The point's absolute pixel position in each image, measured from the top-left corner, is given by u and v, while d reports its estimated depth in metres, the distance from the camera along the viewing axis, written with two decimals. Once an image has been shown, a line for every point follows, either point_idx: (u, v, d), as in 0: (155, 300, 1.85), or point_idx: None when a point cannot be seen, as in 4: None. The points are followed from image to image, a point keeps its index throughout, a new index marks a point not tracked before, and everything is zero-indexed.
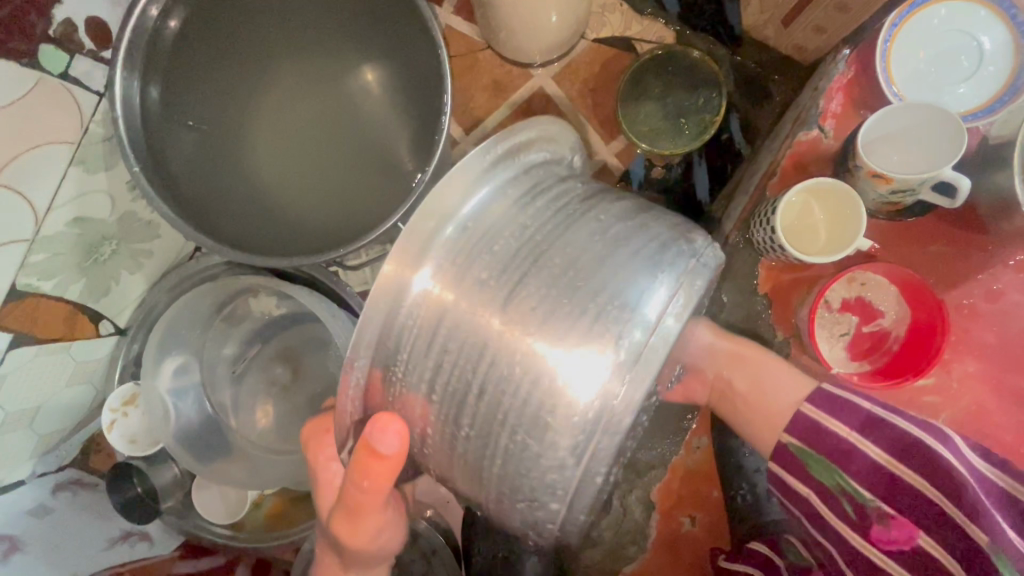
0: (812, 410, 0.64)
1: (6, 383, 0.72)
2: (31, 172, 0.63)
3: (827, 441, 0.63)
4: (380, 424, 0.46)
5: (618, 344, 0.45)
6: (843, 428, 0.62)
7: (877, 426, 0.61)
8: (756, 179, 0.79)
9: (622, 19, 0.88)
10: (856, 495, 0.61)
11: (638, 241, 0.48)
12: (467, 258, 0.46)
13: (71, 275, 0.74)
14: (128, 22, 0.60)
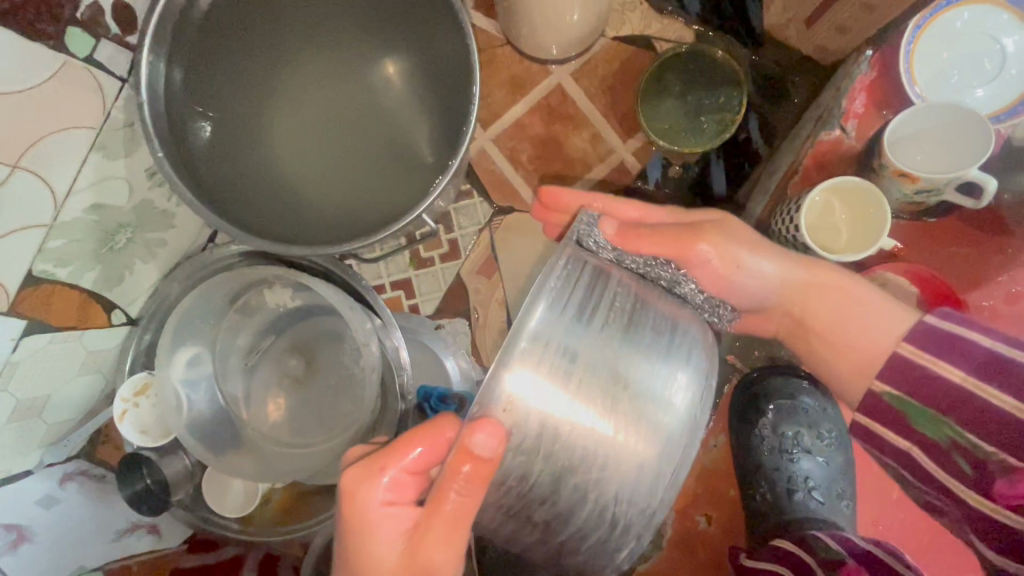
0: (915, 354, 0.57)
1: (18, 369, 0.72)
2: (52, 156, 0.62)
3: (933, 385, 0.54)
4: (480, 426, 0.47)
5: (670, 424, 0.52)
6: (954, 371, 0.53)
7: (999, 367, 0.51)
8: (775, 181, 0.79)
9: (642, 18, 0.88)
10: (972, 449, 0.52)
11: (679, 338, 0.55)
12: (546, 355, 0.49)
13: (86, 262, 0.74)
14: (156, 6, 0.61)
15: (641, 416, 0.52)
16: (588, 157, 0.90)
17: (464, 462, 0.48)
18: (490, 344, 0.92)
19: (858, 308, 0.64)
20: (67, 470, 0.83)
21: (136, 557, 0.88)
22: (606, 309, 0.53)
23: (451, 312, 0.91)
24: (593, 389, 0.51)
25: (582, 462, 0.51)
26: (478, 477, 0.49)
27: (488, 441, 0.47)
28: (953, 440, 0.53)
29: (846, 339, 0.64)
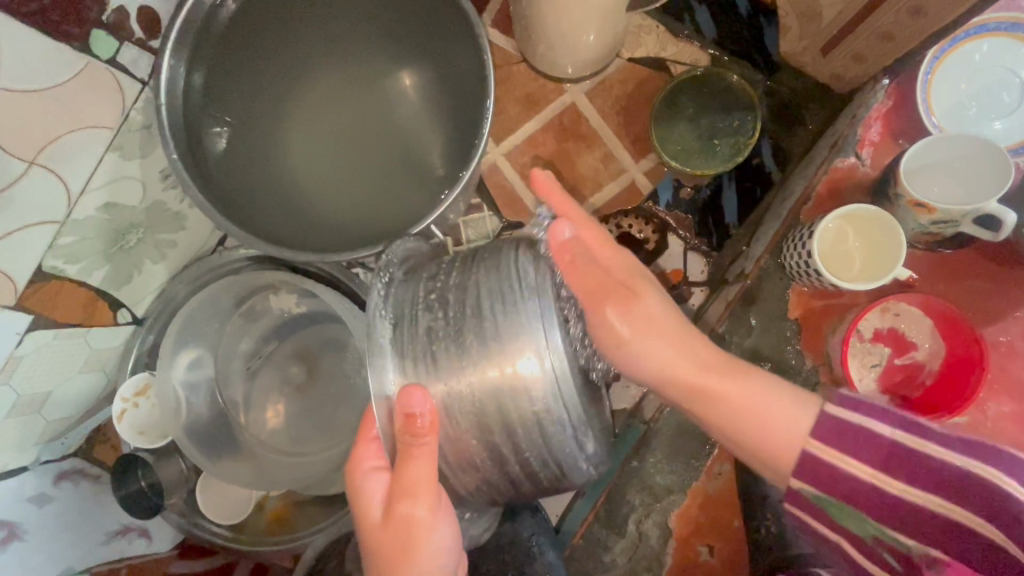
0: (824, 453, 0.53)
1: (23, 364, 0.73)
2: (66, 154, 0.62)
3: (841, 480, 0.52)
4: (406, 396, 0.53)
5: (527, 325, 0.55)
6: (859, 464, 0.51)
7: (902, 453, 0.50)
8: (788, 206, 0.78)
9: (658, 40, 0.88)
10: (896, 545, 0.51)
11: (497, 259, 0.58)
12: (414, 361, 0.56)
13: (96, 260, 0.75)
14: (184, 7, 0.62)
15: (522, 341, 0.54)
16: (599, 175, 0.90)
17: (409, 427, 0.53)
18: None
19: (782, 406, 0.57)
20: (63, 469, 0.86)
21: (121, 562, 0.86)
22: (435, 286, 0.59)
23: None
24: (440, 347, 0.55)
25: (490, 391, 0.55)
26: (426, 431, 0.53)
27: (417, 399, 0.53)
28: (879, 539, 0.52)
29: (755, 415, 0.57)
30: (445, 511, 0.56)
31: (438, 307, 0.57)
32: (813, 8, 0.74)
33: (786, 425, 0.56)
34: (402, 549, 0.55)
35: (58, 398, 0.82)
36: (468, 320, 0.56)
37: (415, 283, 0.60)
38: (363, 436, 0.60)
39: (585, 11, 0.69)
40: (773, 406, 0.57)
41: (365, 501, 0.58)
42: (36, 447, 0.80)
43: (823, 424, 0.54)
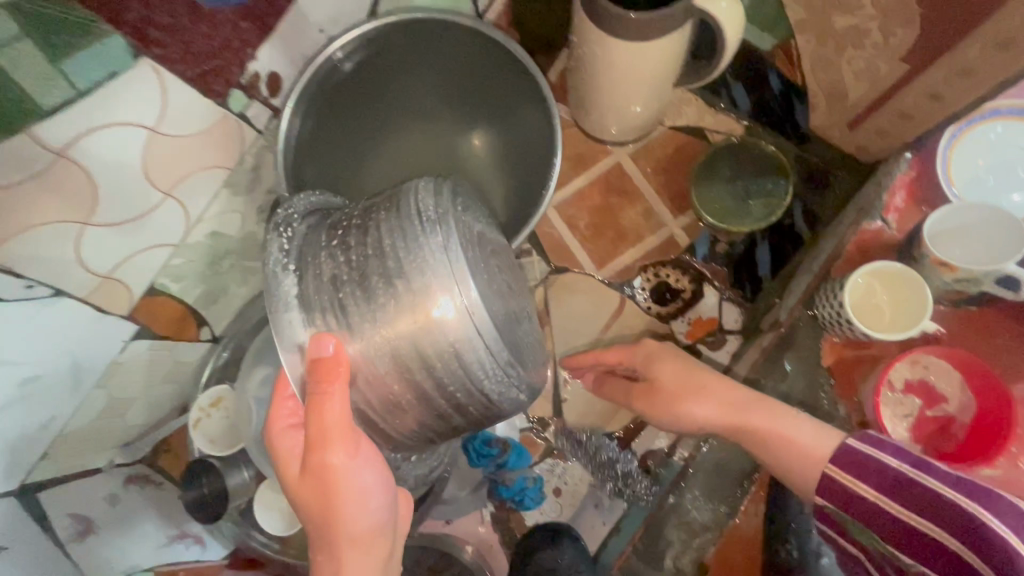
0: (836, 473, 0.62)
1: (119, 368, 0.82)
2: (193, 189, 0.73)
3: (853, 502, 0.61)
4: (319, 340, 0.53)
5: (432, 261, 0.54)
6: (867, 490, 0.60)
7: (905, 487, 0.58)
8: (818, 264, 0.84)
9: (697, 111, 0.98)
10: (894, 556, 0.59)
11: (395, 202, 0.58)
12: (314, 314, 0.55)
13: (195, 280, 0.85)
14: (314, 64, 0.74)
15: (433, 288, 0.54)
16: (640, 228, 0.98)
17: (320, 373, 0.52)
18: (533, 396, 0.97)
19: (791, 421, 0.67)
20: (132, 473, 0.94)
21: (179, 566, 0.94)
22: (341, 239, 0.58)
23: None
24: (335, 290, 0.55)
25: (412, 338, 0.54)
26: (333, 377, 0.52)
27: (326, 343, 0.53)
28: (881, 549, 0.61)
29: (779, 440, 0.66)
30: (370, 460, 0.56)
31: (343, 253, 0.57)
32: (840, 90, 0.83)
33: (813, 442, 0.65)
34: (327, 492, 0.55)
35: (139, 403, 0.91)
36: (372, 254, 0.55)
37: (318, 229, 0.60)
38: (279, 399, 0.60)
39: (643, 88, 0.80)
40: (809, 435, 0.65)
41: (286, 453, 0.59)
42: (112, 450, 0.90)
43: (841, 451, 0.62)
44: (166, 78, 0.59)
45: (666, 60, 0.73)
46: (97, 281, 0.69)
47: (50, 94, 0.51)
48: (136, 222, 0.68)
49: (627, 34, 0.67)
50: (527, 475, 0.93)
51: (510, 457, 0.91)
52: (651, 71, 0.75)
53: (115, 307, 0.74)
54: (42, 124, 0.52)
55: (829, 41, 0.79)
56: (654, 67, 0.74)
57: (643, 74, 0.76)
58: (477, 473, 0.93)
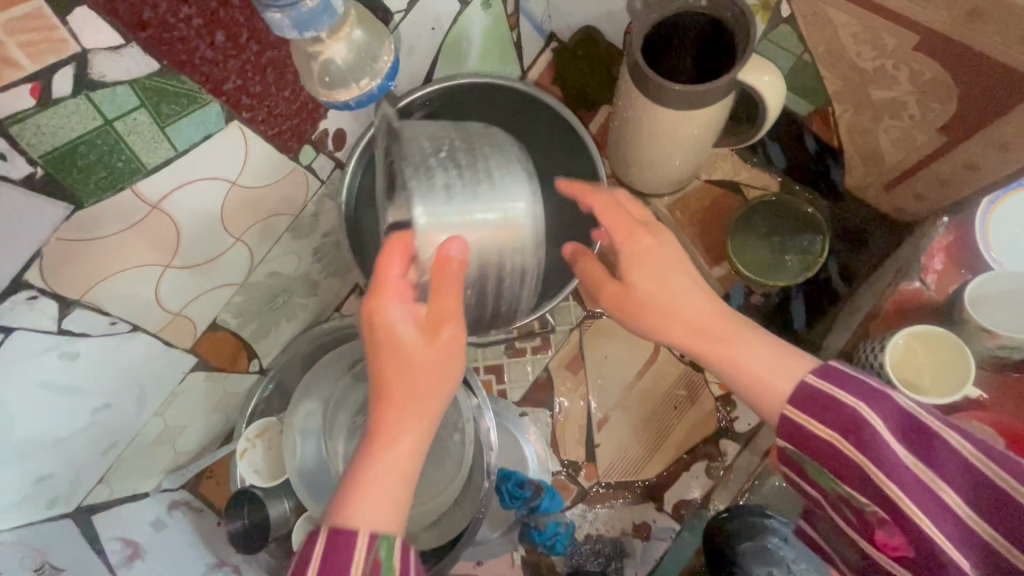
0: (797, 415, 0.56)
1: (176, 398, 0.87)
2: (259, 232, 0.78)
3: (809, 443, 0.56)
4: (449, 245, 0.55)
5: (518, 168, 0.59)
6: (825, 431, 0.54)
7: (857, 431, 0.52)
8: (855, 322, 0.85)
9: (732, 166, 1.01)
10: (852, 501, 0.56)
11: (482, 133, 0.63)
12: (436, 219, 0.56)
13: (252, 316, 0.89)
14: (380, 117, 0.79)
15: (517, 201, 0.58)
16: None
17: (442, 273, 0.55)
18: (567, 439, 0.99)
19: (752, 345, 0.61)
20: (175, 499, 0.97)
21: None
22: (445, 150, 0.59)
23: (537, 402, 1.00)
24: (443, 195, 0.57)
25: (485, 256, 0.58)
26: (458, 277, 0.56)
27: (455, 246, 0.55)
28: (836, 491, 0.58)
29: (731, 359, 0.61)
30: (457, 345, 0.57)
31: (445, 164, 0.58)
32: (875, 153, 0.86)
33: (775, 373, 0.58)
34: (432, 385, 0.56)
35: (190, 431, 0.95)
36: (479, 179, 0.58)
37: (409, 140, 0.62)
38: (381, 283, 0.55)
39: (682, 148, 0.83)
40: (779, 366, 0.59)
41: (390, 326, 0.55)
42: (158, 475, 0.94)
43: (801, 389, 0.57)
44: (248, 137, 0.65)
45: (708, 125, 0.77)
46: (169, 318, 0.74)
47: (153, 154, 0.57)
48: (208, 264, 0.74)
49: (673, 101, 0.71)
50: (559, 519, 0.93)
51: (543, 499, 0.91)
52: (692, 134, 0.79)
53: (180, 341, 0.79)
54: (144, 180, 0.58)
55: (865, 111, 0.82)
56: (695, 131, 0.78)
57: (684, 136, 0.79)
58: (510, 515, 0.94)
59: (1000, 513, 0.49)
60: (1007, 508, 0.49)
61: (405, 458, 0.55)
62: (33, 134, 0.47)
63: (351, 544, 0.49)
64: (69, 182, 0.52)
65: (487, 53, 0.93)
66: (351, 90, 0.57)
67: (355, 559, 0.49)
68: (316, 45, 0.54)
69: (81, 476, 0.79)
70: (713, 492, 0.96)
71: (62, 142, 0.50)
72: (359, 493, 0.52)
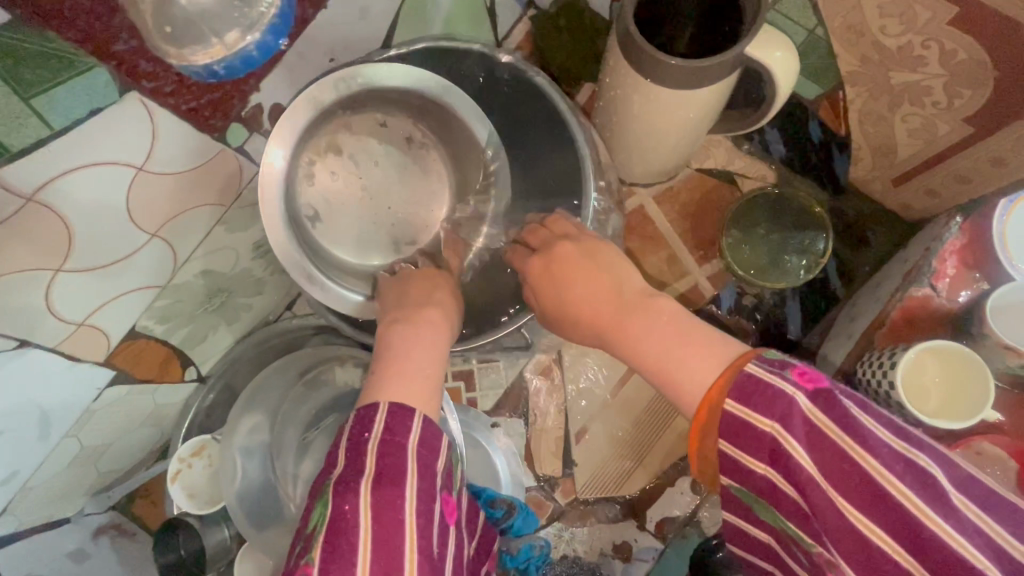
0: (733, 451, 0.47)
1: (93, 416, 0.75)
2: (183, 227, 0.66)
3: (744, 476, 0.48)
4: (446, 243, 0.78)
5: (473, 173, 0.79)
6: (755, 463, 0.46)
7: (780, 457, 0.44)
8: (858, 330, 0.78)
9: (726, 154, 0.92)
10: (800, 539, 0.47)
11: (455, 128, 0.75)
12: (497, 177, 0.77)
13: (182, 321, 0.78)
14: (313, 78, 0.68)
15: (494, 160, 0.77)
16: (663, 275, 0.93)
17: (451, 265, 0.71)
18: (542, 451, 0.91)
19: (664, 327, 0.54)
20: (102, 523, 0.86)
21: None
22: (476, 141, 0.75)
23: (509, 411, 0.91)
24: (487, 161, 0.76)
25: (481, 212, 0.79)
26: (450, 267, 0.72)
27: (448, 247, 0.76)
28: (784, 528, 0.48)
29: (633, 339, 0.55)
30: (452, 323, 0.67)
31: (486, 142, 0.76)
32: (888, 145, 0.78)
33: (688, 363, 0.50)
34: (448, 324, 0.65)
35: (115, 449, 0.83)
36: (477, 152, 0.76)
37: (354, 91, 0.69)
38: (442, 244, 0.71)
39: (676, 136, 0.74)
40: (678, 355, 0.51)
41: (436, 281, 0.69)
42: (83, 498, 0.83)
43: (736, 382, 0.46)
44: (155, 113, 0.52)
45: (706, 108, 0.67)
46: (71, 330, 0.63)
47: (18, 135, 0.45)
48: (118, 265, 0.62)
49: (669, 78, 0.61)
50: (533, 541, 0.85)
51: (516, 519, 0.83)
52: (688, 118, 0.69)
53: (91, 354, 0.68)
54: (11, 168, 0.46)
55: (881, 96, 0.73)
56: (692, 116, 0.68)
57: (680, 121, 0.70)
58: None
59: (918, 537, 0.41)
60: (925, 531, 0.41)
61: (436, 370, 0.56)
62: None
63: (436, 448, 0.50)
64: None
65: (455, 18, 0.81)
66: (211, 49, 0.48)
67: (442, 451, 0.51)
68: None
69: None
70: (700, 508, 0.89)
71: None
72: (397, 378, 0.53)
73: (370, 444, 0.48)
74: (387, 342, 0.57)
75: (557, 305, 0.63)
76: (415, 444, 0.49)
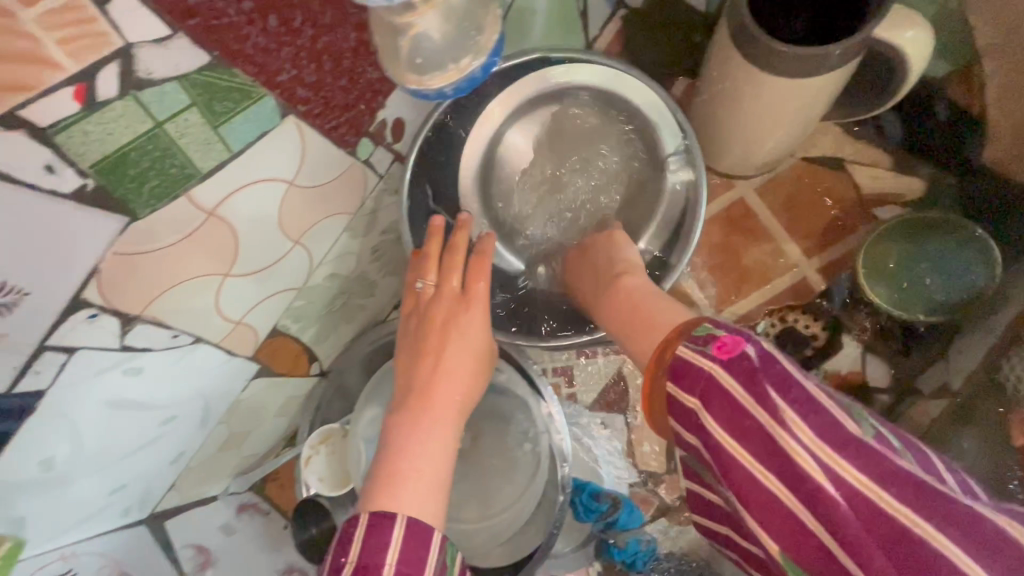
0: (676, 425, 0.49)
1: (240, 405, 0.85)
2: (319, 233, 0.73)
3: (683, 444, 0.50)
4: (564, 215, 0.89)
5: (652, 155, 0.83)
6: (687, 433, 0.48)
7: (703, 430, 0.46)
8: (1001, 323, 0.72)
9: (835, 141, 0.89)
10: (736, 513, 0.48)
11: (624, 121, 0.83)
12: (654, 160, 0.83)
13: (310, 320, 0.85)
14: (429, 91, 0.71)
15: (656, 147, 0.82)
16: (767, 269, 0.90)
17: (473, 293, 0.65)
18: (645, 449, 0.91)
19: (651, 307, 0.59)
20: (242, 501, 0.96)
21: None
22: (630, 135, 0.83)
23: (610, 407, 0.92)
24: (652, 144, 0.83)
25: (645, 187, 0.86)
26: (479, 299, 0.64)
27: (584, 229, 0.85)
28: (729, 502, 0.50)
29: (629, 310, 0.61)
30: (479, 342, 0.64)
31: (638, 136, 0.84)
32: None
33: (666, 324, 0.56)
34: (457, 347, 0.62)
35: (254, 435, 0.93)
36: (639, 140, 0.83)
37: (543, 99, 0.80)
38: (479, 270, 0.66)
39: (787, 124, 0.72)
40: (640, 322, 0.58)
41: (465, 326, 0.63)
42: (227, 478, 0.93)
43: (675, 361, 0.48)
44: (306, 130, 0.59)
45: (823, 95, 0.65)
46: (230, 327, 0.71)
47: (207, 159, 0.52)
48: (267, 270, 0.70)
49: (788, 66, 0.59)
50: (639, 535, 0.87)
51: (622, 514, 0.84)
52: (802, 105, 0.67)
53: (243, 349, 0.76)
54: (199, 186, 0.53)
55: None
56: (806, 103, 0.66)
57: (793, 108, 0.68)
58: (585, 529, 0.88)
59: (824, 504, 0.39)
60: (832, 507, 0.39)
61: (441, 471, 0.53)
62: (79, 143, 0.43)
63: (427, 541, 0.48)
64: (121, 193, 0.48)
65: (552, 25, 0.84)
66: (448, 74, 0.50)
67: (430, 559, 0.48)
68: (404, 17, 0.45)
69: (151, 485, 0.78)
70: None
71: (112, 150, 0.45)
72: (394, 487, 0.50)
73: (344, 574, 0.47)
74: (393, 429, 0.56)
75: (596, 293, 0.72)
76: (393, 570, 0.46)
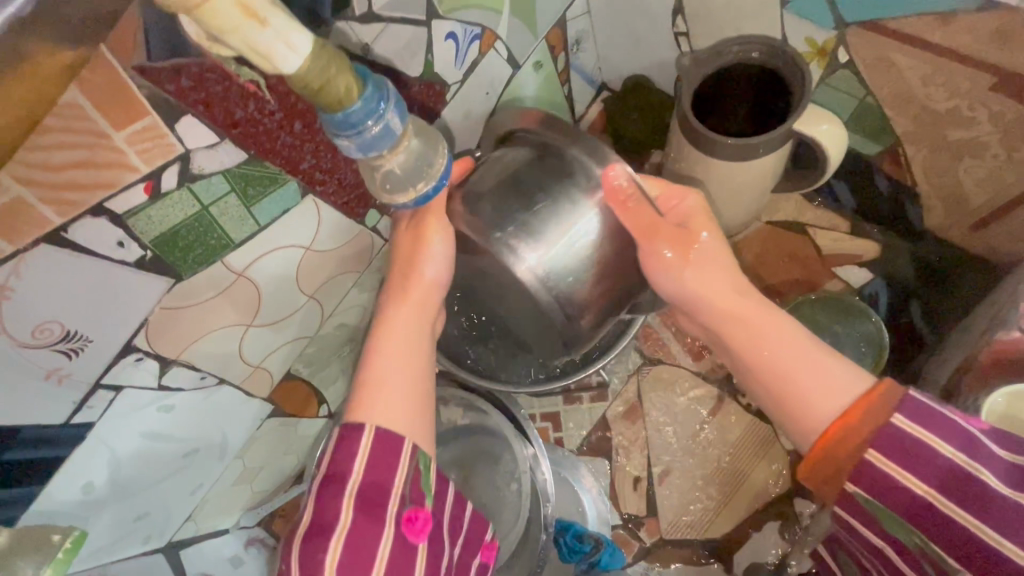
0: (881, 461, 0.51)
1: (255, 442, 0.93)
2: (331, 288, 0.84)
3: (897, 492, 0.51)
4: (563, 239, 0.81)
5: None
6: (918, 482, 0.50)
7: (959, 479, 0.48)
8: (944, 374, 0.80)
9: (796, 207, 0.98)
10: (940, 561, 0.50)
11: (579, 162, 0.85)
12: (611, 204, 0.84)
13: (320, 365, 0.95)
14: None
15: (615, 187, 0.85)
16: None
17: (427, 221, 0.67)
18: (627, 492, 0.96)
19: (811, 356, 0.60)
20: (251, 535, 1.03)
21: None
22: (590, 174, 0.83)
23: (594, 451, 0.98)
24: None
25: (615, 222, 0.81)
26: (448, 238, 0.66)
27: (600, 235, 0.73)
28: (922, 550, 0.51)
29: (776, 359, 0.62)
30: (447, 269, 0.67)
31: None
32: (958, 193, 0.82)
33: (828, 394, 0.57)
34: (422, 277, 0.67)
35: (265, 471, 1.01)
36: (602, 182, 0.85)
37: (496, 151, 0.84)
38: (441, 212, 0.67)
39: (741, 197, 0.81)
40: (804, 365, 0.60)
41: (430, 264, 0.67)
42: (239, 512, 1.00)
43: (905, 404, 0.52)
44: (321, 205, 0.70)
45: (767, 172, 0.75)
46: (249, 371, 0.81)
47: (240, 231, 0.64)
48: (284, 321, 0.80)
49: (727, 151, 0.70)
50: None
51: (603, 554, 0.89)
52: (749, 181, 0.77)
53: (259, 391, 0.86)
54: (232, 253, 0.65)
55: (942, 150, 0.79)
56: (752, 179, 0.76)
57: (741, 184, 0.77)
58: (569, 568, 0.92)
59: None
60: None
61: (408, 379, 0.60)
62: (145, 223, 0.55)
63: (396, 449, 0.55)
64: (171, 260, 0.59)
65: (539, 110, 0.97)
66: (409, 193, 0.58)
67: (397, 465, 0.55)
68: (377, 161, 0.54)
69: (171, 514, 0.86)
70: (790, 560, 0.91)
71: (166, 228, 0.57)
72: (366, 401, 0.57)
73: (316, 481, 0.54)
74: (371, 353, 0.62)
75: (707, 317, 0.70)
76: (400, 481, 0.55)
